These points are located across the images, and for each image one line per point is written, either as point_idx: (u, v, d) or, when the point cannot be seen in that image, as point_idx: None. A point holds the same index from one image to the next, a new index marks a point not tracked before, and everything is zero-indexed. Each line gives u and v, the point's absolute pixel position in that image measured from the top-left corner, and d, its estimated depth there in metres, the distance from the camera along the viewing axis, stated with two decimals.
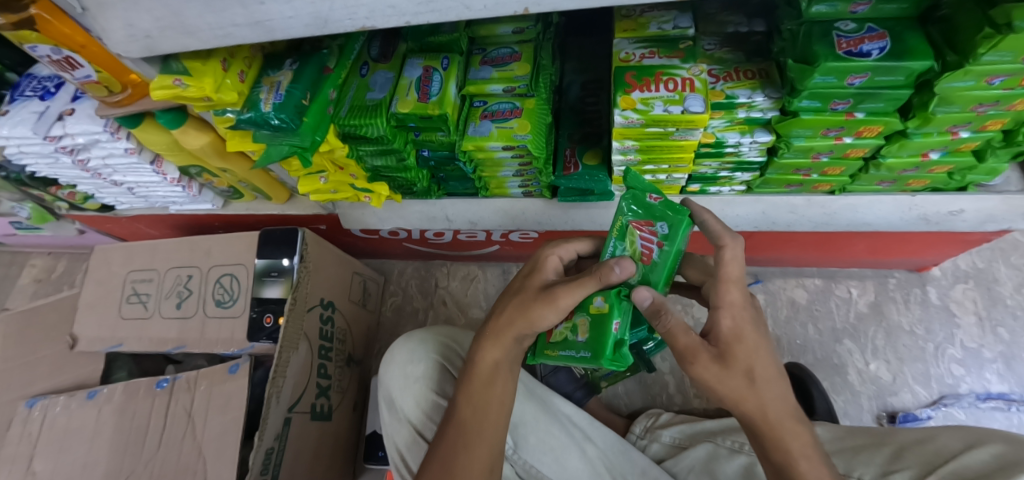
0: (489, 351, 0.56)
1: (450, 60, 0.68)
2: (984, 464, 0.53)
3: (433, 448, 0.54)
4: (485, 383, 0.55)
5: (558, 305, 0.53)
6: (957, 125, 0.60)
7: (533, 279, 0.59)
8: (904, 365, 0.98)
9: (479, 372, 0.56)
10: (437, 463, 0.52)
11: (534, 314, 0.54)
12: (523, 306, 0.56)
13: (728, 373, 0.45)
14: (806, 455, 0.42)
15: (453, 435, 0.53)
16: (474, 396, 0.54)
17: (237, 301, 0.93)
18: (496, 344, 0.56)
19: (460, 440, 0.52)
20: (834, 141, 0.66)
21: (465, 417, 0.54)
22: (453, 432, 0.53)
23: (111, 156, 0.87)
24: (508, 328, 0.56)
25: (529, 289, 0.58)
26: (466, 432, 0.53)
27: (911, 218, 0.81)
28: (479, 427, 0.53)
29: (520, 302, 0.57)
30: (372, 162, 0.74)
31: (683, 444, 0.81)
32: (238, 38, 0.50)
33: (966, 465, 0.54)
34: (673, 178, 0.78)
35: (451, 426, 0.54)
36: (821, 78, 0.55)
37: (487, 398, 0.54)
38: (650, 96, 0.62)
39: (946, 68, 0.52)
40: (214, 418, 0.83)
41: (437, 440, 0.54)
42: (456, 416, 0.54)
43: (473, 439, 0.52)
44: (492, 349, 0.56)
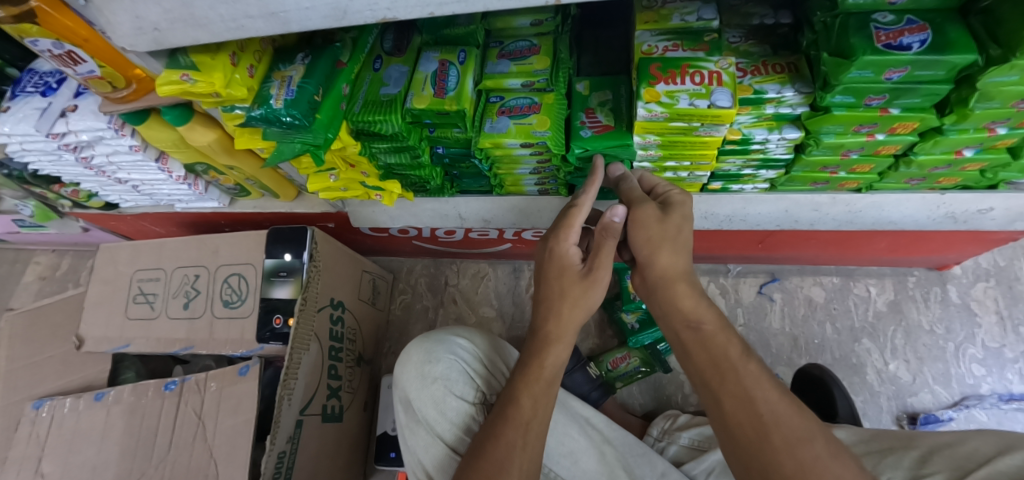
0: (552, 352, 0.56)
1: (466, 54, 0.65)
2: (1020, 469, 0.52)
3: (487, 448, 0.51)
4: (548, 384, 0.55)
5: (600, 283, 0.55)
6: (995, 121, 0.58)
7: (564, 270, 0.57)
8: (924, 365, 0.96)
9: (544, 373, 0.55)
10: (488, 463, 0.49)
11: (587, 299, 0.56)
12: (571, 300, 0.56)
13: (663, 225, 0.53)
14: (704, 318, 0.48)
15: (512, 436, 0.51)
16: (539, 396, 0.54)
17: (246, 301, 0.91)
18: (563, 344, 0.56)
19: (519, 440, 0.51)
20: (865, 138, 0.63)
21: (523, 416, 0.52)
22: (509, 432, 0.51)
23: (116, 153, 0.86)
24: (570, 325, 0.56)
25: (564, 281, 0.57)
26: (524, 433, 0.51)
27: (938, 216, 0.79)
28: (539, 426, 0.53)
29: (564, 293, 0.56)
30: (385, 159, 0.72)
31: (701, 447, 0.79)
32: (251, 30, 0.48)
33: (1002, 469, 0.53)
34: (694, 176, 0.75)
35: (501, 436, 0.51)
36: (857, 72, 0.52)
37: (549, 398, 0.54)
38: (675, 89, 0.59)
39: (990, 63, 0.50)
40: (224, 419, 0.82)
41: (491, 441, 0.51)
42: (518, 415, 0.52)
43: (530, 438, 0.52)
44: (559, 351, 0.56)
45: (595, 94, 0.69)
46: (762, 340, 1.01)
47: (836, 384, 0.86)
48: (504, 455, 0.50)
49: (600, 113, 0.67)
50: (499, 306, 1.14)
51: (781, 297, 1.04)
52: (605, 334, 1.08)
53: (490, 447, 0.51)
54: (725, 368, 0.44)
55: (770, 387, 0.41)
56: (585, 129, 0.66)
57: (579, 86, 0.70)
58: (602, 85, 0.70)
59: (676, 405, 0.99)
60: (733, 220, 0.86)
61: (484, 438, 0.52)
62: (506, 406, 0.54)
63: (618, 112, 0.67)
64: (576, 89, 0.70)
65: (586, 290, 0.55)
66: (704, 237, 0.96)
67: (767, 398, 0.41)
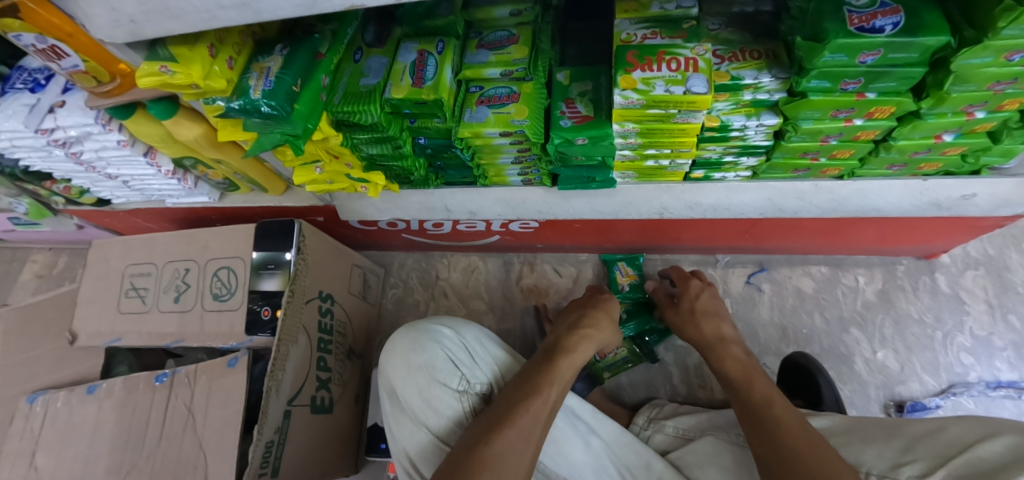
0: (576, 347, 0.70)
1: (445, 44, 0.66)
2: (999, 455, 0.53)
3: (511, 414, 0.57)
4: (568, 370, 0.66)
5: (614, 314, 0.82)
6: (973, 104, 0.59)
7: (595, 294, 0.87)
8: (912, 354, 0.96)
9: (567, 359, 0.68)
10: (512, 427, 0.55)
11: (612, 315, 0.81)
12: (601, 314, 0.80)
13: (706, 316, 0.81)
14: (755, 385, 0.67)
15: (536, 405, 0.58)
16: (559, 377, 0.64)
17: (235, 294, 0.91)
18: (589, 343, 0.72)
19: (541, 410, 0.58)
20: (843, 123, 0.63)
21: (547, 391, 0.61)
22: (535, 401, 0.59)
23: (105, 149, 0.86)
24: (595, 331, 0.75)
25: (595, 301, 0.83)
26: (543, 403, 0.59)
27: (922, 203, 0.79)
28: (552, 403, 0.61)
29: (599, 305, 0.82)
30: (368, 150, 0.73)
31: (688, 436, 0.80)
32: (225, 21, 0.48)
33: (982, 457, 0.53)
34: (676, 164, 0.74)
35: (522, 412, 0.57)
36: (831, 56, 0.53)
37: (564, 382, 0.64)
38: (652, 76, 0.59)
39: (963, 44, 0.51)
40: (214, 411, 0.83)
41: (515, 408, 0.57)
42: (542, 389, 0.61)
43: (546, 406, 0.59)
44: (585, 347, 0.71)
45: (574, 84, 0.69)
46: (750, 330, 1.01)
47: (823, 373, 0.86)
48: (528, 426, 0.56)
49: (580, 102, 0.67)
50: (489, 299, 1.14)
51: (769, 288, 1.04)
52: None
53: (517, 416, 0.56)
54: (766, 413, 0.61)
55: (793, 424, 0.57)
56: (564, 117, 0.66)
57: (559, 76, 0.70)
58: (580, 75, 0.70)
59: (665, 396, 0.99)
60: (717, 209, 0.85)
61: (507, 406, 0.58)
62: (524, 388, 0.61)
63: (598, 101, 0.67)
64: (557, 79, 0.70)
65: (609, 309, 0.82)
66: (692, 228, 0.96)
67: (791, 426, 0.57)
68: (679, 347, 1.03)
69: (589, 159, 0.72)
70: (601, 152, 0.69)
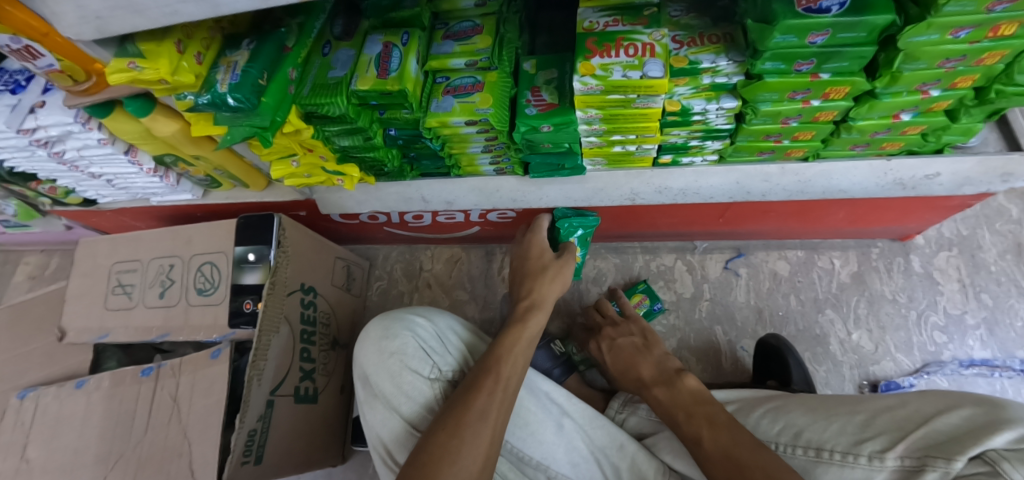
0: (532, 318, 0.74)
1: (410, 35, 0.66)
2: (954, 427, 0.55)
3: (480, 378, 0.62)
4: (529, 340, 0.71)
5: (563, 277, 0.84)
6: (927, 83, 0.60)
7: (541, 250, 0.89)
8: (886, 333, 0.97)
9: (527, 331, 0.72)
10: (478, 389, 0.61)
11: (563, 275, 0.85)
12: (552, 274, 0.83)
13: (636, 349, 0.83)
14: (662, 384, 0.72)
15: (494, 366, 0.64)
16: (515, 339, 0.69)
17: (218, 289, 0.93)
18: (544, 312, 0.77)
19: (502, 369, 0.64)
20: (801, 105, 0.64)
21: (505, 351, 0.67)
22: (494, 363, 0.64)
23: (86, 147, 0.87)
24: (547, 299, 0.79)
25: (543, 260, 0.86)
26: (504, 364, 0.64)
27: (887, 183, 0.80)
28: (512, 365, 0.65)
29: (547, 267, 0.84)
30: (340, 142, 0.74)
31: (659, 419, 0.82)
32: (186, 15, 0.50)
33: (940, 429, 0.56)
34: (643, 149, 0.75)
35: (505, 362, 0.65)
36: (781, 37, 0.54)
37: (521, 343, 0.69)
38: (610, 62, 0.60)
39: (909, 22, 0.52)
40: (198, 401, 0.84)
41: (480, 373, 0.63)
42: (501, 353, 0.66)
43: (507, 367, 0.65)
44: (540, 316, 0.76)
45: (541, 72, 0.70)
46: (727, 314, 1.03)
47: (792, 353, 0.89)
48: (510, 375, 0.64)
49: (545, 90, 0.69)
50: (472, 289, 1.16)
51: (746, 272, 1.06)
52: (573, 313, 1.10)
53: (484, 380, 0.62)
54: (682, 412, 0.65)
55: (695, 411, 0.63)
56: (530, 106, 0.68)
57: (526, 65, 0.71)
58: (548, 62, 0.71)
59: None
60: (687, 194, 0.86)
61: (474, 373, 0.64)
62: (505, 340, 0.69)
63: (562, 87, 0.68)
64: (525, 66, 0.71)
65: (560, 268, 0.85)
66: (667, 214, 0.97)
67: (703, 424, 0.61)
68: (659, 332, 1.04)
69: (558, 147, 0.73)
70: (566, 137, 0.71)
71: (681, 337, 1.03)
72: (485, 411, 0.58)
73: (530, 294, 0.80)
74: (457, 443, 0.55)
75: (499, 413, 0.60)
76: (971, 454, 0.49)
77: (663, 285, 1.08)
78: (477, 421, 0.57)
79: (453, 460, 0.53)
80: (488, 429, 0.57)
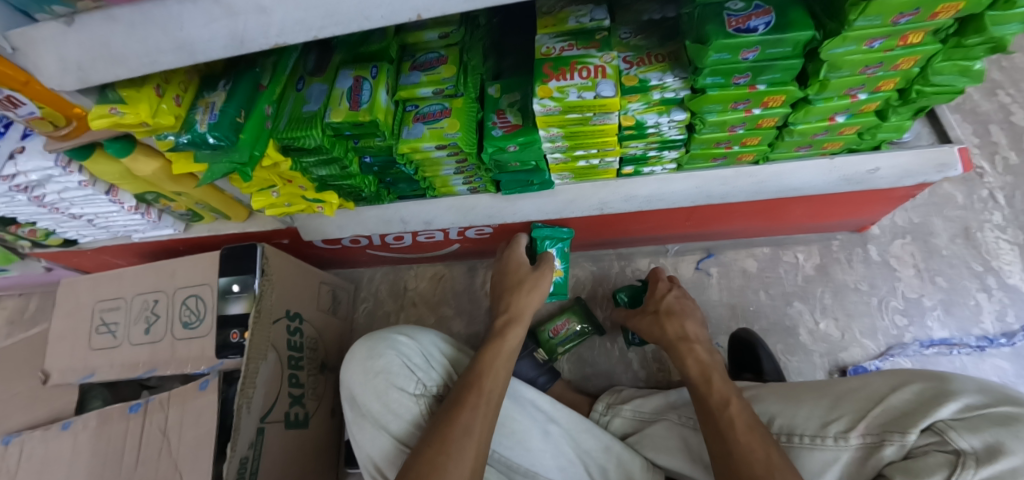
0: (510, 333, 0.77)
1: (379, 68, 0.71)
2: (908, 402, 0.60)
3: (463, 394, 0.65)
4: (509, 354, 0.74)
5: (540, 287, 0.88)
6: (853, 87, 0.66)
7: (520, 263, 0.93)
8: (852, 320, 1.03)
9: (506, 345, 0.75)
10: (462, 406, 0.63)
11: (540, 285, 0.88)
12: (530, 284, 0.88)
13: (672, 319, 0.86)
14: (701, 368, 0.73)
15: (476, 382, 0.67)
16: (494, 354, 0.72)
17: (204, 321, 0.94)
18: (522, 325, 0.80)
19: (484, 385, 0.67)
20: (744, 113, 0.70)
21: (485, 367, 0.70)
22: (475, 380, 0.67)
23: (67, 190, 0.89)
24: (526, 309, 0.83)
25: (521, 274, 0.90)
26: (486, 380, 0.67)
27: (834, 180, 0.85)
28: (494, 380, 0.68)
29: (525, 280, 0.88)
30: (317, 172, 0.77)
31: (643, 418, 0.85)
32: (165, 64, 0.54)
33: (896, 405, 0.61)
34: (606, 162, 0.80)
35: (486, 377, 0.68)
36: (717, 55, 0.59)
37: (500, 356, 0.72)
38: (565, 84, 0.65)
39: (828, 36, 0.58)
40: (188, 433, 0.85)
41: (464, 390, 0.66)
42: (481, 369, 0.69)
43: (489, 382, 0.67)
44: (518, 329, 0.79)
45: (504, 94, 0.75)
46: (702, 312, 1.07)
47: (763, 346, 0.93)
48: (492, 388, 0.67)
49: (509, 112, 0.73)
50: (457, 305, 1.19)
51: (717, 271, 1.11)
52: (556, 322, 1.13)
53: (467, 397, 0.64)
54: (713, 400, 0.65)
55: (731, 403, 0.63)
56: (496, 127, 0.72)
57: (490, 90, 0.76)
58: (511, 86, 0.76)
59: (626, 382, 1.04)
60: (652, 201, 0.91)
61: (458, 390, 0.67)
62: (486, 356, 0.72)
63: (525, 109, 0.73)
64: (489, 90, 0.76)
65: (538, 277, 0.89)
66: (638, 221, 1.02)
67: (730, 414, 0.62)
68: None
69: (526, 165, 0.78)
70: (532, 156, 0.75)
71: None
72: (469, 426, 0.61)
73: (508, 308, 0.83)
74: (444, 458, 0.57)
75: (484, 426, 0.62)
76: (920, 426, 0.55)
77: None
78: (462, 436, 0.59)
79: (442, 474, 0.55)
80: (473, 442, 0.60)
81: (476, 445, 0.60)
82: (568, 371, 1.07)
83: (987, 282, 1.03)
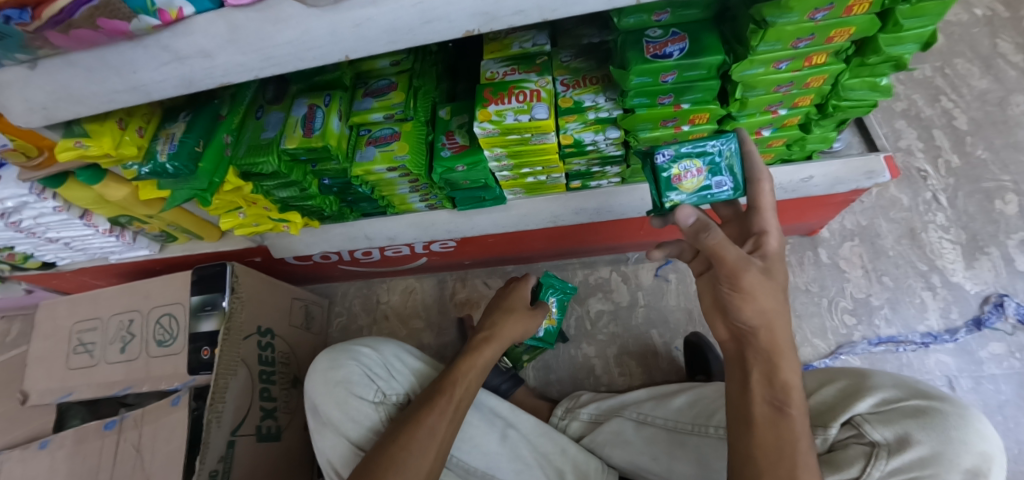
0: (485, 350, 0.78)
1: (332, 97, 0.75)
2: (831, 398, 0.64)
3: (438, 393, 0.69)
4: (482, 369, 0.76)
5: (526, 320, 0.87)
6: (772, 104, 0.71)
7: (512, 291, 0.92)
8: (803, 321, 1.07)
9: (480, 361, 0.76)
10: (431, 409, 0.66)
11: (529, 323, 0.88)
12: (517, 316, 0.86)
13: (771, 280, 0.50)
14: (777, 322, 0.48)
15: (448, 387, 0.70)
16: (472, 365, 0.75)
17: (177, 339, 0.98)
18: (500, 343, 0.81)
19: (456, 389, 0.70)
20: (674, 130, 0.75)
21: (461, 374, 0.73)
22: (448, 384, 0.70)
23: (42, 215, 0.92)
24: (505, 334, 0.83)
25: (512, 302, 0.89)
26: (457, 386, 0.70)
27: (770, 189, 0.90)
28: (465, 390, 0.71)
29: (514, 309, 0.88)
30: (279, 194, 0.81)
31: (598, 419, 0.89)
32: (123, 102, 0.58)
33: (821, 400, 0.65)
34: (553, 178, 0.85)
35: (457, 385, 0.71)
36: (638, 78, 0.64)
37: (474, 369, 0.74)
38: (503, 108, 0.70)
39: (738, 59, 0.63)
40: (161, 448, 0.88)
41: (435, 393, 0.69)
42: (456, 376, 0.72)
43: (458, 389, 0.70)
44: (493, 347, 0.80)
45: (454, 116, 0.79)
46: (661, 317, 1.12)
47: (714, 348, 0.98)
48: (461, 397, 0.70)
49: (458, 133, 0.78)
50: (427, 317, 1.22)
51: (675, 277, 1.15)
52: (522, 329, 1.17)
53: (438, 400, 0.68)
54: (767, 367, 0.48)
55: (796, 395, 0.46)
56: (445, 148, 0.77)
57: (441, 112, 0.81)
58: (460, 109, 0.80)
59: (589, 386, 1.07)
60: (602, 212, 0.96)
61: (428, 393, 0.70)
62: (461, 365, 0.74)
63: (472, 130, 0.77)
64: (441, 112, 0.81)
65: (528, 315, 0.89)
66: (594, 232, 1.06)
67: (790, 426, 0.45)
68: (601, 340, 1.12)
69: (477, 183, 0.82)
70: (481, 175, 0.80)
71: (621, 342, 1.10)
72: (433, 427, 0.64)
73: (489, 326, 0.84)
74: (405, 455, 0.61)
75: (447, 429, 0.66)
76: (840, 420, 0.59)
77: (602, 296, 1.16)
78: (425, 436, 0.63)
79: (399, 471, 0.59)
80: (435, 442, 0.63)
81: (436, 444, 0.63)
82: (533, 378, 1.11)
83: (931, 280, 1.07)
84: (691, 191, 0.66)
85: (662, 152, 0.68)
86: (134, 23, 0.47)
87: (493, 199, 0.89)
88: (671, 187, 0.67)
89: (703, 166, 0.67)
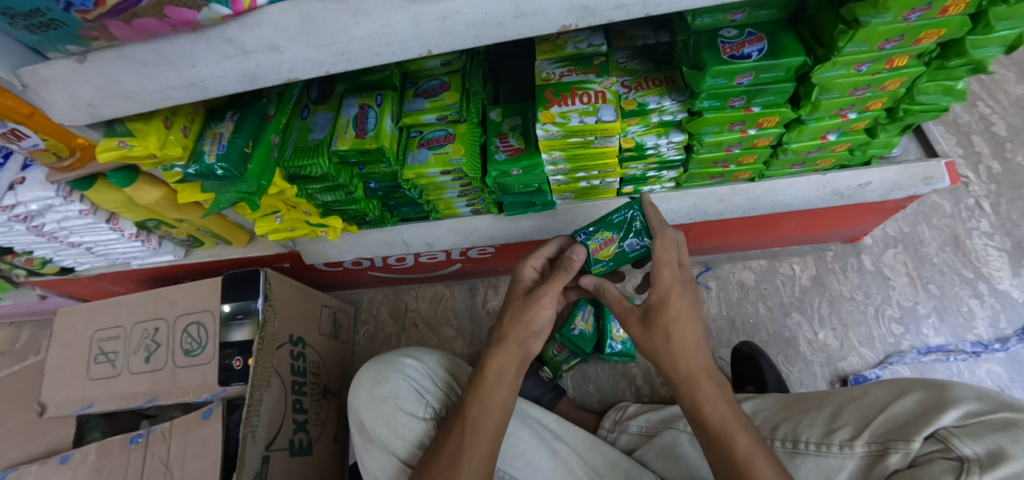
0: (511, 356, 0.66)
1: (383, 96, 0.72)
2: (910, 410, 0.59)
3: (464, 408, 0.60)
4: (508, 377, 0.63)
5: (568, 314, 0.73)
6: (843, 108, 0.68)
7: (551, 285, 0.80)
8: (849, 330, 1.04)
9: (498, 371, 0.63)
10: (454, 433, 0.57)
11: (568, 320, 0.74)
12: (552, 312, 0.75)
13: (648, 330, 0.59)
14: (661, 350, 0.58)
15: (473, 405, 0.59)
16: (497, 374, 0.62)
17: (206, 348, 0.94)
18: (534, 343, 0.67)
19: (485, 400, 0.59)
20: (740, 134, 0.72)
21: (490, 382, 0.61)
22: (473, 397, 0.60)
23: (66, 219, 0.88)
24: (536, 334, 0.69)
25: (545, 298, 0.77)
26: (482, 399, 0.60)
27: (826, 194, 0.88)
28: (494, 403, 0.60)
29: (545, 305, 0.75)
30: (322, 198, 0.78)
31: (648, 432, 0.85)
32: (176, 99, 0.55)
33: (897, 413, 0.60)
34: (606, 182, 0.82)
35: (476, 399, 0.60)
36: (713, 80, 0.61)
37: (501, 378, 0.62)
38: (567, 110, 0.67)
39: (818, 61, 0.61)
40: (192, 464, 0.84)
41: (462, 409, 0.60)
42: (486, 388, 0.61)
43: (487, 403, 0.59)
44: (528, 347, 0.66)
45: (506, 118, 0.76)
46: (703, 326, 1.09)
47: (764, 358, 0.95)
48: (481, 413, 0.59)
49: (511, 136, 0.75)
50: (458, 325, 1.19)
51: (715, 284, 1.12)
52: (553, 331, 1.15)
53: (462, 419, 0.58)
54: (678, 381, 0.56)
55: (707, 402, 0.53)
56: (499, 151, 0.73)
57: (492, 114, 0.78)
58: (511, 111, 0.78)
59: (630, 397, 1.04)
60: None
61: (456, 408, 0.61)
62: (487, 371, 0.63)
63: (526, 133, 0.74)
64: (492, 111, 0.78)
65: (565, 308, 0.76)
66: None
67: (718, 429, 0.51)
68: None
69: (530, 187, 0.80)
70: (535, 178, 0.77)
71: None
72: (456, 454, 0.55)
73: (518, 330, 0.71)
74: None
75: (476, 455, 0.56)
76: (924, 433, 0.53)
77: None
78: (447, 466, 0.54)
79: None
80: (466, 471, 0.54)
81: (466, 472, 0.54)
82: (571, 388, 1.07)
83: (978, 288, 1.05)
84: (610, 258, 0.76)
85: (581, 233, 0.78)
86: (202, 13, 0.43)
87: (543, 205, 0.87)
88: (593, 259, 0.76)
89: (613, 236, 0.76)
